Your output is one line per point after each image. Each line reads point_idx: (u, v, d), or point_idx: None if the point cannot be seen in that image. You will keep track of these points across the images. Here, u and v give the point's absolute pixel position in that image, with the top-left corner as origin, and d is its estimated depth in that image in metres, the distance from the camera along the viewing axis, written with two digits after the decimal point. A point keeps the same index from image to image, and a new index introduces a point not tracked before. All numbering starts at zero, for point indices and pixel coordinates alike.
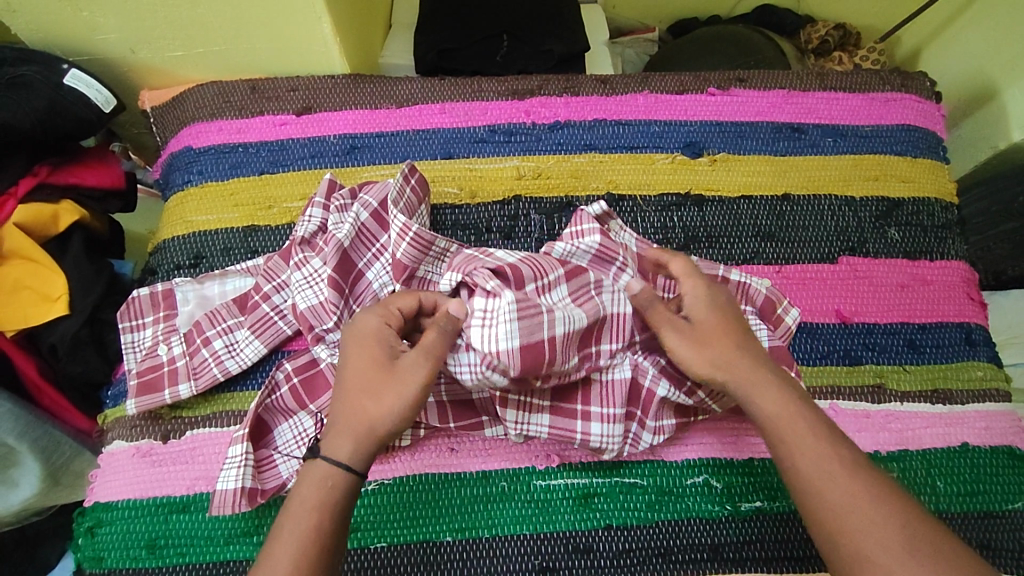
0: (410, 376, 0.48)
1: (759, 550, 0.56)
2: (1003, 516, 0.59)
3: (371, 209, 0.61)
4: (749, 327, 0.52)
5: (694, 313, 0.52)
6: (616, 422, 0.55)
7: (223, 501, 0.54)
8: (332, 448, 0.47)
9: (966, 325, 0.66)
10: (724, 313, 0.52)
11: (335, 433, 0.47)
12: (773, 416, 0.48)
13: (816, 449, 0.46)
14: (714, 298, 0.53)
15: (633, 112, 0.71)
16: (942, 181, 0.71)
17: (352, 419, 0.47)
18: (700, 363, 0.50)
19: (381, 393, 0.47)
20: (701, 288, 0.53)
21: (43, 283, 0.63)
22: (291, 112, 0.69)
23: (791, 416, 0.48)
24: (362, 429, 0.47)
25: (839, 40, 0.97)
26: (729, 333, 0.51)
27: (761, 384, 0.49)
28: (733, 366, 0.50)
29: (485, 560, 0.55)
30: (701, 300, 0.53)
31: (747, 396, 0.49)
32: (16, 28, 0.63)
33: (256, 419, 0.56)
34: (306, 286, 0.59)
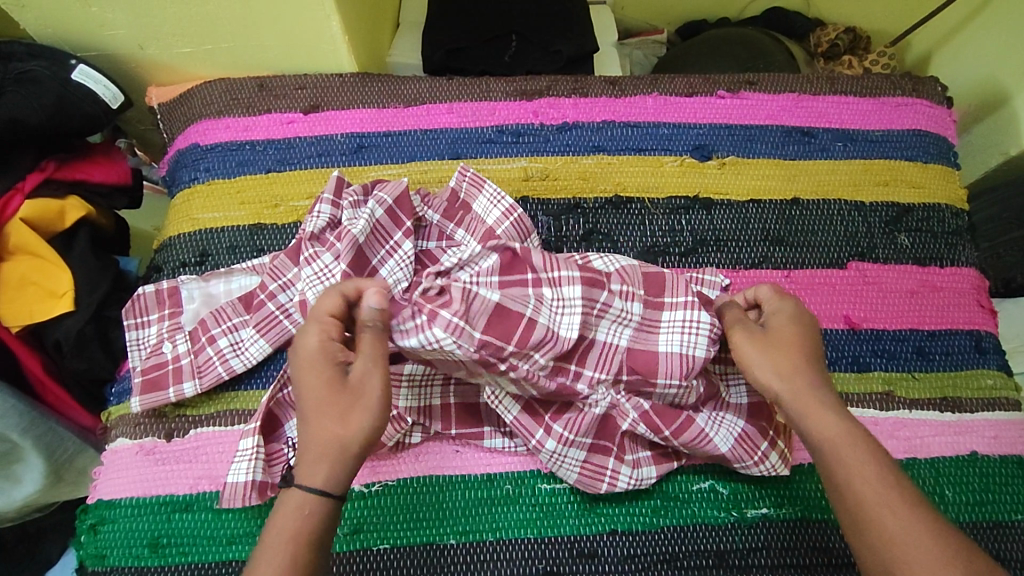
0: (365, 390, 0.46)
1: (765, 557, 0.56)
2: (1012, 525, 0.58)
3: (386, 205, 0.61)
4: (815, 348, 0.51)
5: (777, 324, 0.52)
6: (578, 448, 0.55)
7: (233, 494, 0.54)
8: (307, 475, 0.45)
9: (976, 332, 0.66)
10: (802, 329, 0.52)
11: (306, 458, 0.45)
12: (823, 435, 0.47)
13: (869, 474, 0.44)
14: (801, 318, 0.52)
15: (642, 114, 0.71)
16: (953, 187, 0.71)
17: (319, 443, 0.45)
18: (766, 375, 0.50)
19: (340, 412, 0.45)
20: (789, 307, 0.53)
21: (49, 279, 0.63)
22: (298, 110, 0.69)
23: (842, 437, 0.46)
24: (335, 453, 0.45)
25: (849, 43, 0.96)
26: (800, 349, 0.51)
27: (818, 406, 0.48)
28: (796, 385, 0.49)
29: (488, 563, 0.55)
30: (788, 316, 0.52)
31: (802, 416, 0.48)
32: (25, 23, 0.63)
33: (268, 412, 0.56)
34: (317, 282, 0.58)
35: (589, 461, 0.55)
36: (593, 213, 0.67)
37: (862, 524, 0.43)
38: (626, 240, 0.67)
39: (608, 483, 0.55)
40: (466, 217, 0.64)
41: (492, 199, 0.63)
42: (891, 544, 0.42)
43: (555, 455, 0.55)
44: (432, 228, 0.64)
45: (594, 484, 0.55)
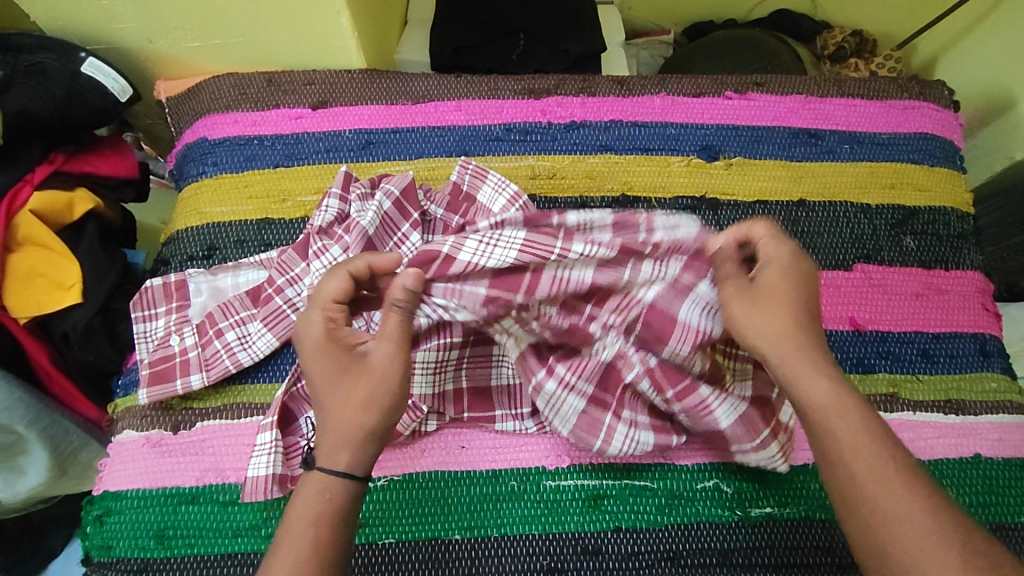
0: (383, 371, 0.46)
1: (768, 556, 0.56)
2: (1015, 528, 0.59)
3: (393, 197, 0.61)
4: (809, 302, 0.50)
5: (769, 278, 0.50)
6: (577, 395, 0.55)
7: (255, 488, 0.54)
8: (331, 458, 0.45)
9: (981, 335, 0.66)
10: (795, 285, 0.49)
11: (327, 443, 0.45)
12: (815, 400, 0.46)
13: (862, 442, 0.44)
14: (795, 267, 0.50)
15: (649, 113, 0.71)
16: (959, 190, 0.71)
17: (340, 425, 0.45)
18: (753, 330, 0.49)
19: (352, 394, 0.46)
20: (784, 254, 0.50)
21: (57, 270, 0.63)
22: (306, 105, 0.69)
23: (835, 402, 0.45)
24: (356, 436, 0.45)
25: (856, 46, 0.96)
26: (792, 304, 0.49)
27: (812, 367, 0.47)
28: (788, 342, 0.48)
29: (493, 558, 0.55)
30: (780, 269, 0.50)
31: (792, 377, 0.47)
32: (36, 16, 0.63)
33: (285, 406, 0.56)
34: None
35: (586, 413, 0.55)
36: (600, 211, 0.67)
37: (849, 502, 0.43)
38: None
39: (597, 460, 0.57)
40: (471, 208, 0.64)
41: (497, 187, 0.63)
42: (880, 519, 0.41)
43: (553, 398, 0.55)
44: (439, 222, 0.64)
45: (589, 438, 0.55)
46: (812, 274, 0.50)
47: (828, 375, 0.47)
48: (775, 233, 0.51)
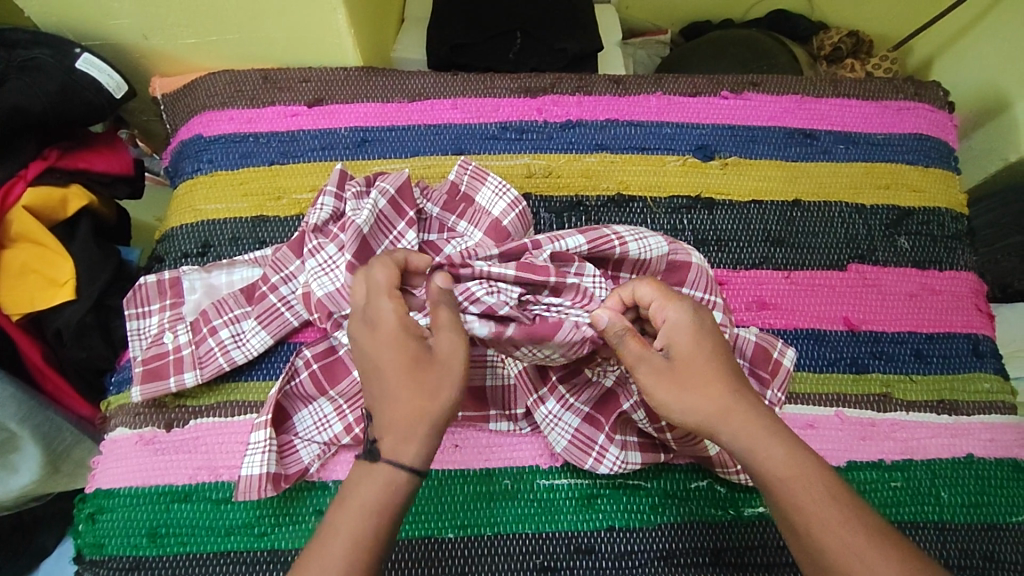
0: (450, 363, 0.45)
1: (762, 555, 0.56)
2: (1006, 528, 0.59)
3: (388, 195, 0.61)
4: (730, 361, 0.47)
5: (681, 344, 0.46)
6: (573, 414, 0.57)
7: (249, 487, 0.54)
8: (394, 449, 0.43)
9: (974, 336, 0.66)
10: (709, 341, 0.47)
11: (393, 433, 0.43)
12: (773, 466, 0.43)
13: (827, 507, 0.42)
14: (698, 323, 0.47)
15: (645, 113, 0.71)
16: (953, 191, 0.71)
17: (406, 415, 0.43)
18: (691, 411, 0.45)
19: (425, 387, 0.44)
20: (683, 313, 0.47)
21: (51, 267, 0.63)
22: (302, 103, 0.69)
23: (791, 468, 0.43)
24: (416, 422, 0.43)
25: (852, 47, 0.96)
26: (715, 368, 0.46)
27: (761, 430, 0.44)
28: (733, 410, 0.45)
29: (485, 557, 0.55)
30: (685, 329, 0.47)
31: (745, 447, 0.44)
32: (31, 11, 0.63)
33: (278, 404, 0.57)
34: (321, 273, 0.58)
35: (579, 432, 0.56)
36: (595, 210, 0.67)
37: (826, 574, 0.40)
38: None
39: (594, 459, 0.56)
40: (469, 209, 0.64)
41: (497, 191, 0.63)
42: None
43: (550, 417, 0.56)
44: (433, 221, 0.65)
45: (581, 457, 0.56)
46: (713, 326, 0.47)
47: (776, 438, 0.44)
48: (660, 291, 0.48)
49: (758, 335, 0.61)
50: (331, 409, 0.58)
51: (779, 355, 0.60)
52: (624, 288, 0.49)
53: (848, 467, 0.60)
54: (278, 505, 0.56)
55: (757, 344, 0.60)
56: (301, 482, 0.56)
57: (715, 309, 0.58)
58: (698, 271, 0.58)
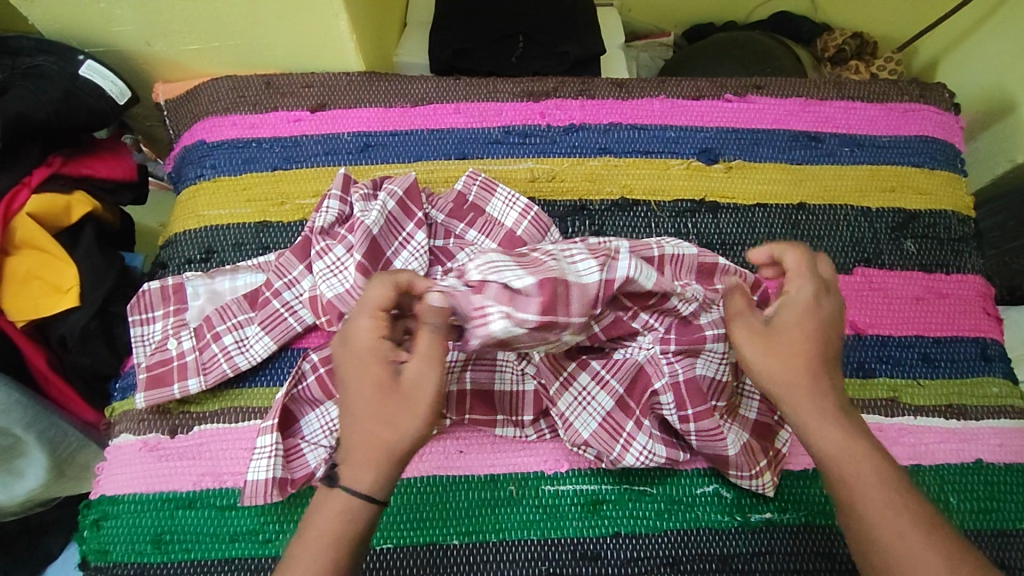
0: (418, 392, 0.44)
1: (769, 562, 0.56)
2: (1016, 534, 0.58)
3: (397, 197, 0.62)
4: (830, 349, 0.47)
5: (784, 318, 0.48)
6: (606, 395, 0.56)
7: (254, 491, 0.54)
8: (351, 475, 0.43)
9: (981, 340, 0.65)
10: (820, 325, 0.47)
11: (352, 460, 0.43)
12: (837, 444, 0.45)
13: (880, 490, 0.44)
14: (818, 307, 0.48)
15: (649, 117, 0.71)
16: (960, 194, 0.71)
17: (370, 441, 0.43)
18: (768, 376, 0.47)
19: (394, 419, 0.44)
20: (808, 290, 0.48)
21: (54, 274, 0.62)
22: (305, 108, 0.69)
23: (856, 451, 0.45)
24: (378, 453, 0.43)
25: (856, 49, 0.96)
26: (809, 346, 0.47)
27: (829, 410, 0.46)
28: (800, 384, 0.46)
29: (490, 564, 0.55)
30: (799, 308, 0.48)
31: (811, 420, 0.46)
32: (34, 18, 0.63)
33: (285, 409, 0.56)
34: (330, 274, 0.59)
35: (610, 416, 0.56)
36: (600, 215, 0.67)
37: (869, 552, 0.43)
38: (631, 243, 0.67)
39: (620, 446, 0.55)
40: (479, 218, 0.64)
41: (507, 202, 0.63)
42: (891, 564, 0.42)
43: (582, 393, 0.56)
44: (439, 227, 0.64)
45: (609, 442, 0.55)
46: (834, 315, 0.48)
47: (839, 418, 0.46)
48: (804, 268, 0.49)
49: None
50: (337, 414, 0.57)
51: None
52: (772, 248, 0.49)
53: None
54: (282, 511, 0.55)
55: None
56: (304, 488, 0.56)
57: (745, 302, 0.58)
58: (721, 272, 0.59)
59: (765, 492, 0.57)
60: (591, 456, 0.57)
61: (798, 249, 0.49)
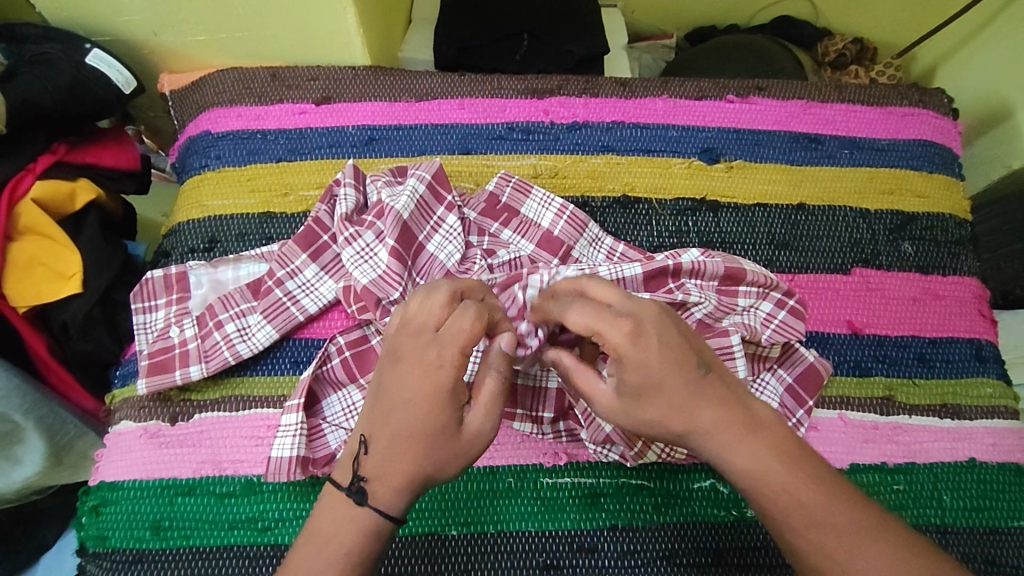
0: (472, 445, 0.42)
1: (764, 556, 0.56)
2: (1008, 532, 0.59)
3: (425, 182, 0.62)
4: (681, 368, 0.42)
5: (631, 380, 0.42)
6: None
7: (278, 468, 0.54)
8: (382, 500, 0.40)
9: (976, 341, 0.66)
10: (658, 362, 0.41)
11: (386, 482, 0.41)
12: (746, 469, 0.41)
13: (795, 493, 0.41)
14: (638, 351, 0.41)
15: (652, 116, 0.72)
16: (957, 198, 0.72)
17: (405, 471, 0.40)
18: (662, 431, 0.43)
19: (440, 453, 0.41)
20: (615, 334, 0.41)
21: (58, 260, 0.63)
22: (310, 100, 0.69)
23: (769, 471, 0.41)
24: (415, 483, 0.41)
25: (856, 53, 0.97)
26: (679, 382, 0.41)
27: (725, 446, 0.42)
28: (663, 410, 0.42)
29: (488, 556, 0.55)
30: (623, 359, 0.42)
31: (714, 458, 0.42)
32: (42, 6, 0.63)
33: (309, 388, 0.57)
34: (361, 261, 0.59)
35: None
36: (601, 211, 0.68)
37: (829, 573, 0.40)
38: (631, 240, 0.67)
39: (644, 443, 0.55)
40: (513, 219, 0.65)
41: (543, 203, 0.64)
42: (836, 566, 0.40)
43: None
44: (472, 224, 0.65)
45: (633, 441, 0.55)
46: (660, 340, 0.41)
47: (754, 438, 0.42)
48: (596, 313, 0.42)
49: (815, 357, 0.61)
50: (360, 397, 0.58)
51: (813, 355, 0.61)
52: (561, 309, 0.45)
53: (851, 469, 0.60)
54: (284, 498, 0.56)
55: (812, 364, 0.61)
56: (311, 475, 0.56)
57: (769, 299, 0.60)
58: (755, 275, 0.60)
59: None
60: (616, 454, 0.57)
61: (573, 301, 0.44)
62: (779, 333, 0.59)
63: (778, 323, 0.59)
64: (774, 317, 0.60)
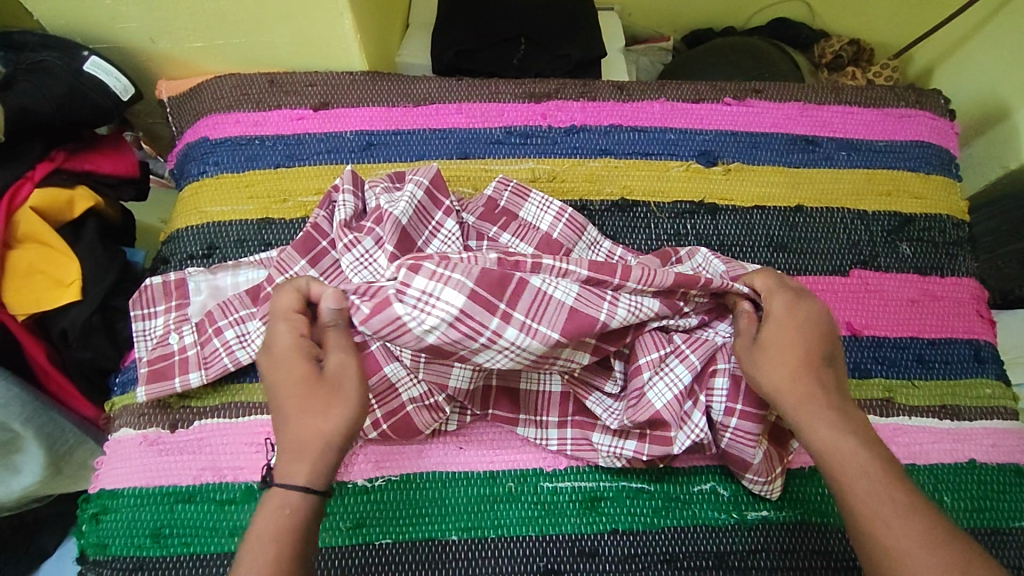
0: (344, 383, 0.48)
1: (764, 559, 0.56)
2: (1010, 533, 0.59)
3: (424, 187, 0.62)
4: (823, 351, 0.51)
5: (767, 334, 0.51)
6: (684, 368, 0.55)
7: None
8: (290, 472, 0.46)
9: (975, 341, 0.66)
10: (802, 331, 0.51)
11: (290, 455, 0.46)
12: (826, 444, 0.47)
13: (879, 487, 0.45)
14: (793, 318, 0.51)
15: (649, 119, 0.72)
16: (954, 199, 0.72)
17: (303, 437, 0.46)
18: (767, 382, 0.50)
19: (325, 409, 0.47)
20: (782, 305, 0.52)
21: (56, 268, 0.63)
22: (308, 106, 0.69)
23: (842, 449, 0.47)
24: (321, 449, 0.46)
25: (853, 55, 0.97)
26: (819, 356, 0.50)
27: (822, 419, 0.48)
28: (790, 389, 0.49)
29: (489, 560, 0.55)
30: (782, 320, 0.51)
31: (802, 424, 0.48)
32: (40, 14, 0.63)
33: None
34: (360, 267, 0.59)
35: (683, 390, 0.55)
36: (599, 215, 0.68)
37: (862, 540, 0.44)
38: (630, 243, 0.67)
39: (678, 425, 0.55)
40: (512, 223, 0.65)
41: (541, 206, 0.65)
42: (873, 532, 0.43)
43: (657, 363, 0.55)
44: (471, 229, 0.65)
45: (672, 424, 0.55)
46: (817, 322, 0.51)
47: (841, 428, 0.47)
48: (778, 284, 0.54)
49: None
50: None
51: None
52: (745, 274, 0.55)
53: None
54: None
55: None
56: None
57: None
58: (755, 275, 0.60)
59: (762, 492, 0.57)
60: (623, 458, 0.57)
61: (763, 270, 0.55)
62: None
63: None
64: None
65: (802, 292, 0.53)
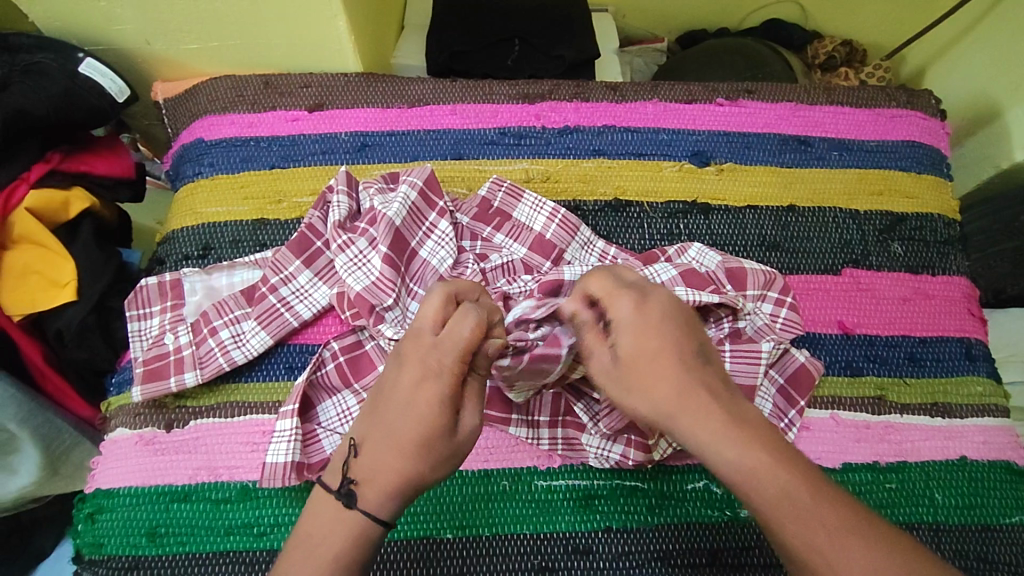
0: (463, 445, 0.44)
1: (758, 556, 0.57)
2: (1000, 529, 0.59)
3: (417, 188, 0.63)
4: (683, 354, 0.46)
5: (626, 347, 0.47)
6: None
7: (272, 474, 0.55)
8: (370, 502, 0.42)
9: (966, 339, 0.67)
10: (655, 336, 0.46)
11: (375, 485, 0.42)
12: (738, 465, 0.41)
13: (796, 499, 0.40)
14: (643, 319, 0.47)
15: (642, 120, 0.72)
16: (945, 198, 0.72)
17: (394, 474, 0.42)
18: (646, 406, 0.46)
19: (434, 459, 0.43)
20: (626, 308, 0.47)
21: (52, 268, 0.63)
22: (303, 107, 0.70)
23: (757, 463, 0.41)
24: (404, 488, 0.43)
25: (846, 56, 0.98)
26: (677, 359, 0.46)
27: (709, 431, 0.43)
28: (677, 409, 0.44)
29: (484, 559, 0.55)
30: (628, 327, 0.47)
31: (699, 444, 0.43)
32: (36, 17, 0.63)
33: (303, 394, 0.57)
34: (355, 268, 0.60)
35: None
36: (593, 215, 0.68)
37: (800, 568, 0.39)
38: (623, 243, 0.68)
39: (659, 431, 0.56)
40: (506, 223, 0.65)
41: (534, 207, 0.65)
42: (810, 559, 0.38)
43: None
44: (465, 229, 0.65)
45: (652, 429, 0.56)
46: (672, 322, 0.47)
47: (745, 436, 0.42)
48: (615, 285, 0.49)
49: (806, 357, 0.62)
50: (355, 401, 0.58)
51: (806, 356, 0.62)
52: (581, 285, 0.51)
53: (843, 468, 0.60)
54: (278, 503, 0.56)
55: (803, 364, 0.61)
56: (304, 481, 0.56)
57: (768, 300, 0.62)
58: (754, 274, 0.62)
59: None
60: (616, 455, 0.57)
61: (601, 272, 0.51)
62: (785, 330, 0.61)
63: (783, 320, 0.62)
64: (778, 316, 0.62)
65: (645, 288, 0.49)
